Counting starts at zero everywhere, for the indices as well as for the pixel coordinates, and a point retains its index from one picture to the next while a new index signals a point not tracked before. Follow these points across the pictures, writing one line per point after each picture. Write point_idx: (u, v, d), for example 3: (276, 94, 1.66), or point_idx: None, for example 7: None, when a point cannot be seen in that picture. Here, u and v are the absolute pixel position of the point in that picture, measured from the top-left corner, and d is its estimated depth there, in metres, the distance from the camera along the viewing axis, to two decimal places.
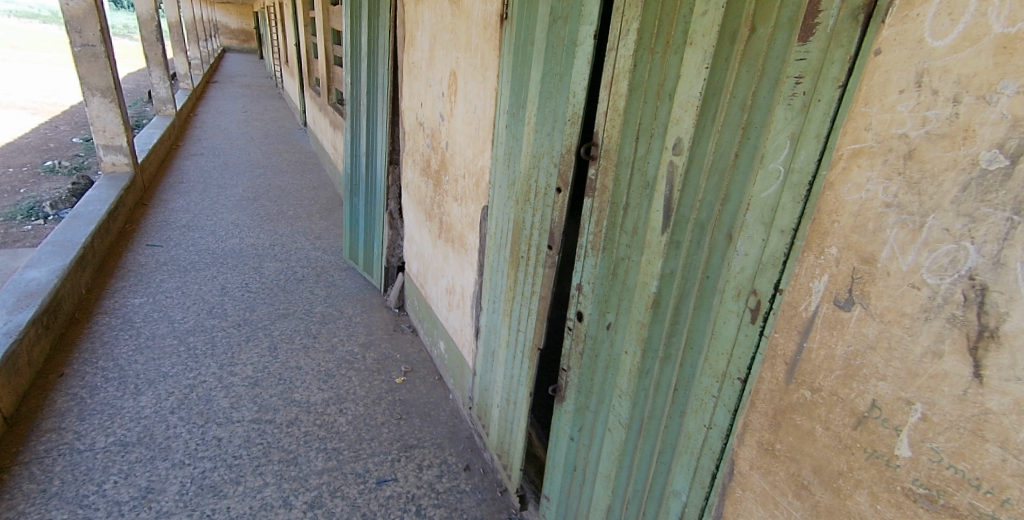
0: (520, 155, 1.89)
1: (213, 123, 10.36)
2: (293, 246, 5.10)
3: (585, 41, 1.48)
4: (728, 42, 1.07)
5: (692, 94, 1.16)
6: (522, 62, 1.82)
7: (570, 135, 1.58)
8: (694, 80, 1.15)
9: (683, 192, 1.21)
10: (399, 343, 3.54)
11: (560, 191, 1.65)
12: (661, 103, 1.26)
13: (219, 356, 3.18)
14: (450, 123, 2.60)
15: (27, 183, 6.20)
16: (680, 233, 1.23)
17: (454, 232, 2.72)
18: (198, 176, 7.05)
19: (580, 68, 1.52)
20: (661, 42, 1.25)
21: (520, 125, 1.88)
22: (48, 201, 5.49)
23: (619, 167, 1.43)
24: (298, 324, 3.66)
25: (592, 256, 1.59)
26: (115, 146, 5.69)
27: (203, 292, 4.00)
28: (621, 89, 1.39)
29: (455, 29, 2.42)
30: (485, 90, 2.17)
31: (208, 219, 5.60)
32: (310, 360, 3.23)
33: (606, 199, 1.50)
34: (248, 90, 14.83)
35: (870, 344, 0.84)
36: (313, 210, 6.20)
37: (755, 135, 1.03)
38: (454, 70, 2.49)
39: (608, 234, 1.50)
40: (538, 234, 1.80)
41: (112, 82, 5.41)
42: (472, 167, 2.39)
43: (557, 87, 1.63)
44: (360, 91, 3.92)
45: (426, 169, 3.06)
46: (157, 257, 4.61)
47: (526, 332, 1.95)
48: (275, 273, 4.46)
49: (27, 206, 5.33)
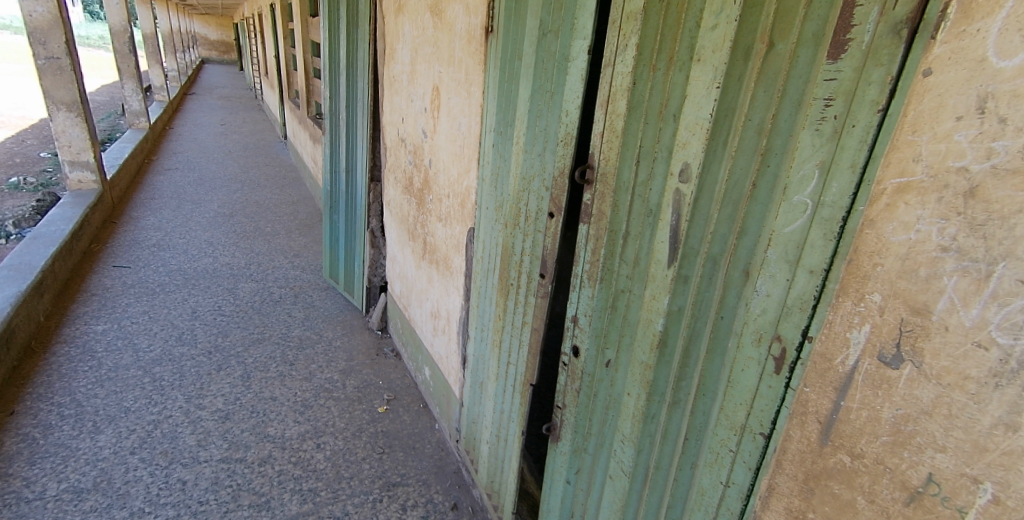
0: (508, 176, 1.77)
1: (189, 136, 10.11)
2: (270, 265, 4.93)
3: (578, 56, 1.37)
4: (741, 59, 0.96)
5: (701, 116, 1.05)
6: (510, 77, 1.71)
7: (563, 157, 1.46)
8: (703, 101, 1.04)
9: (691, 224, 1.09)
10: (382, 368, 3.39)
11: (553, 216, 1.53)
12: (665, 124, 1.14)
13: (187, 387, 3.10)
14: (433, 139, 2.47)
15: None
16: (688, 268, 1.11)
17: (439, 253, 2.58)
18: (171, 191, 6.83)
19: (572, 86, 1.40)
20: (664, 58, 1.14)
21: (508, 144, 1.76)
22: (11, 219, 5.25)
23: (617, 192, 1.31)
24: (274, 351, 3.52)
25: (588, 287, 1.47)
26: (82, 161, 5.46)
27: (171, 316, 3.91)
28: (619, 108, 1.27)
29: (437, 42, 2.31)
30: (470, 107, 2.05)
31: (180, 238, 5.40)
32: (286, 390, 3.12)
33: (603, 226, 1.38)
34: (226, 102, 14.61)
35: (924, 409, 0.73)
36: (292, 226, 6.02)
37: (775, 163, 0.92)
38: (436, 85, 2.37)
39: (606, 264, 1.38)
40: (528, 260, 1.68)
41: (79, 95, 5.20)
42: (457, 187, 2.26)
43: (548, 106, 1.51)
44: (339, 105, 3.78)
45: (409, 187, 2.93)
46: (125, 280, 4.43)
47: (516, 365, 1.82)
48: (250, 295, 4.31)
49: None
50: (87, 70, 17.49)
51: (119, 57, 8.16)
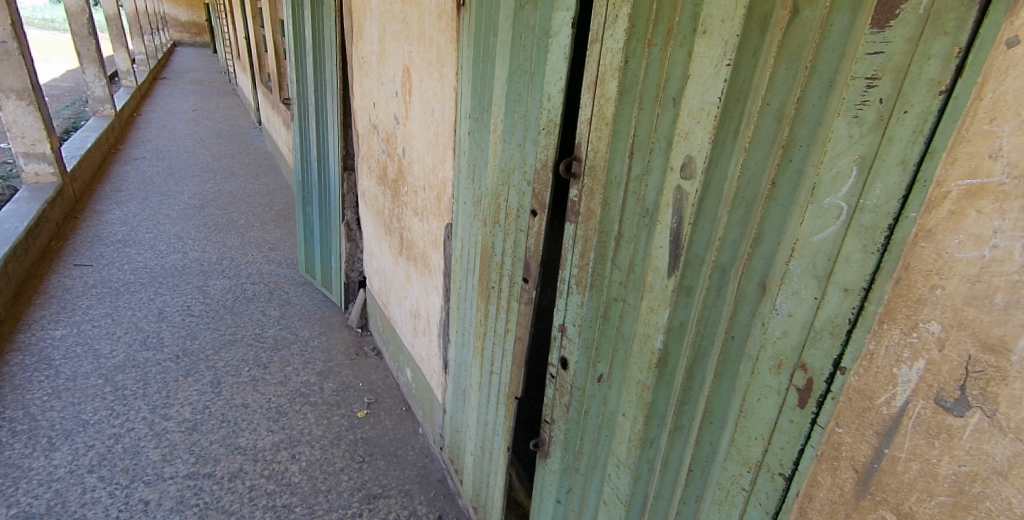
0: (485, 168, 1.59)
1: (159, 123, 9.71)
2: (243, 260, 4.71)
3: (559, 30, 1.19)
4: (757, 29, 0.80)
5: (707, 99, 0.88)
6: (485, 57, 1.52)
7: (546, 147, 1.28)
8: (711, 81, 0.87)
9: (695, 228, 0.93)
10: (362, 369, 3.21)
11: (536, 214, 1.36)
12: (663, 109, 0.98)
13: (152, 396, 2.98)
14: (405, 126, 2.28)
15: None
16: (692, 278, 0.96)
17: (416, 249, 2.40)
18: (139, 183, 6.52)
19: (554, 66, 1.22)
20: (662, 31, 0.97)
21: (484, 132, 1.58)
22: None
23: (607, 188, 1.15)
24: (246, 353, 3.35)
25: (577, 293, 1.31)
26: (38, 153, 5.17)
27: (136, 318, 3.76)
28: (609, 91, 1.10)
29: (406, 18, 2.10)
30: (442, 90, 1.86)
31: (148, 232, 5.16)
32: (258, 396, 2.95)
33: (593, 226, 1.22)
34: (199, 86, 14.11)
35: (998, 469, 0.59)
36: (268, 218, 5.77)
37: (799, 157, 0.76)
38: (407, 66, 2.17)
39: (596, 269, 1.23)
40: (510, 262, 1.51)
41: (30, 82, 4.90)
42: (432, 178, 2.08)
43: (527, 89, 1.33)
44: (307, 89, 3.55)
45: (382, 178, 2.73)
46: (86, 279, 4.23)
47: (499, 375, 1.67)
48: (222, 293, 4.12)
49: None
50: (53, 55, 16.86)
51: (78, 40, 7.75)
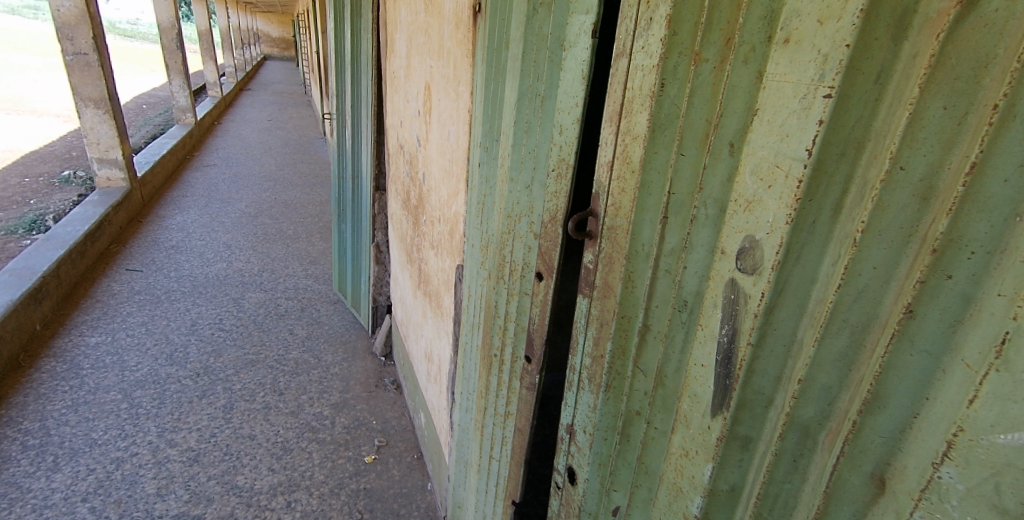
0: (493, 209, 1.26)
1: (234, 131, 10.00)
2: (283, 272, 4.46)
3: (576, 40, 0.87)
4: (887, 34, 0.45)
5: (786, 151, 0.52)
6: (496, 74, 1.21)
7: (556, 194, 0.96)
8: (795, 120, 0.51)
9: (758, 354, 0.58)
10: (378, 404, 2.91)
11: (542, 277, 1.03)
12: (716, 159, 0.64)
13: (164, 418, 2.66)
14: (426, 149, 2.00)
15: (38, 193, 5.97)
16: (751, 426, 0.61)
17: (432, 286, 2.10)
18: (204, 189, 6.60)
19: (567, 88, 0.90)
20: (717, 40, 0.63)
21: (493, 163, 1.25)
22: (52, 214, 5.19)
23: (631, 259, 0.81)
24: (265, 376, 3.05)
25: (588, 391, 0.96)
26: (111, 159, 5.28)
27: (168, 328, 3.44)
28: (637, 126, 0.77)
29: (428, 29, 1.83)
30: (457, 112, 1.57)
31: (199, 240, 5.00)
32: (267, 428, 2.66)
33: (611, 307, 0.88)
34: (278, 96, 14.61)
35: None
36: (315, 230, 5.63)
37: (968, 272, 0.41)
38: (428, 83, 1.90)
39: (614, 366, 0.88)
40: (513, 330, 1.18)
41: (107, 92, 5.02)
42: (447, 210, 1.78)
43: (537, 118, 1.01)
44: (346, 105, 3.39)
45: (407, 202, 2.47)
46: (133, 285, 4.00)
47: (499, 467, 1.32)
48: (256, 307, 3.82)
49: (29, 219, 5.02)
50: (154, 65, 18.08)
51: (166, 53, 8.09)
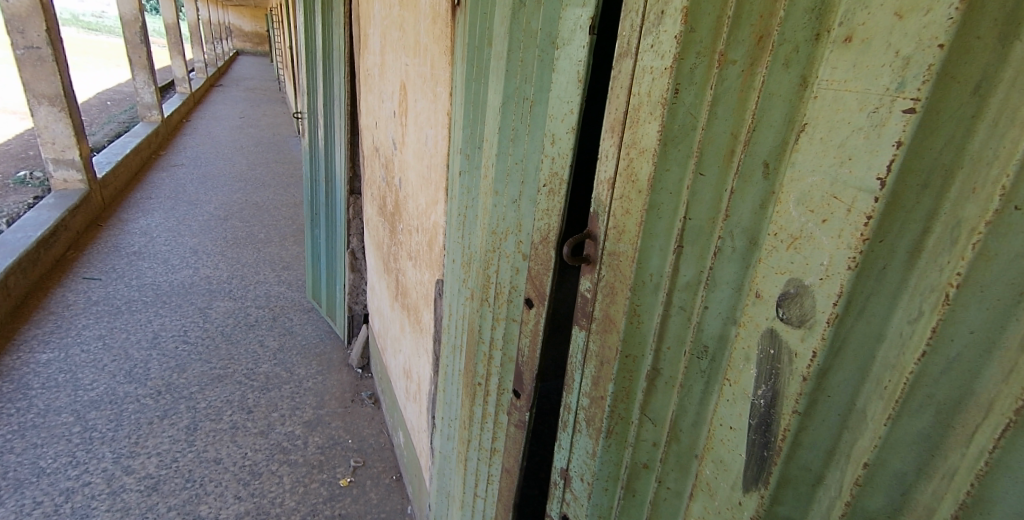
0: (474, 222, 1.14)
1: (204, 129, 9.65)
2: (254, 278, 4.26)
3: (571, 37, 0.75)
4: (994, 32, 0.35)
5: (848, 179, 0.42)
6: (478, 74, 1.09)
7: (547, 212, 0.85)
8: (860, 140, 0.41)
9: (805, 425, 0.48)
10: (354, 421, 2.76)
11: (531, 304, 0.92)
12: (747, 181, 0.53)
13: (120, 442, 2.48)
14: (402, 153, 1.87)
15: None
16: (794, 507, 0.50)
17: (410, 299, 1.97)
18: (170, 190, 6.32)
19: (560, 92, 0.79)
20: (747, 38, 0.52)
21: (475, 173, 1.13)
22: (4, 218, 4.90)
23: (637, 292, 0.71)
24: (233, 393, 2.88)
25: (585, 436, 0.85)
26: (68, 159, 4.97)
27: (127, 343, 3.23)
28: (644, 139, 0.66)
29: (403, 24, 1.70)
30: (436, 115, 1.45)
31: (164, 245, 4.76)
32: (234, 450, 2.50)
33: (612, 344, 0.77)
34: (251, 93, 14.19)
35: None
36: (290, 232, 5.41)
37: None
38: (404, 82, 1.77)
39: (616, 411, 0.77)
40: (499, 360, 1.06)
41: (62, 89, 4.73)
42: (425, 220, 1.65)
43: (525, 125, 0.89)
44: (319, 104, 3.23)
45: (383, 209, 2.33)
46: (90, 295, 3.77)
47: (484, 506, 1.21)
48: (224, 316, 3.63)
49: None
50: (118, 59, 17.43)
51: (130, 48, 7.73)
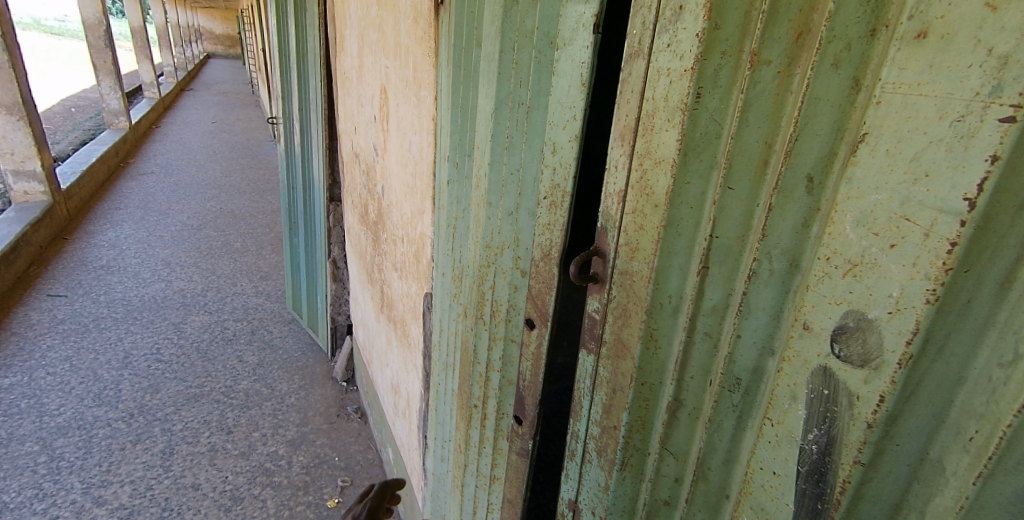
0: (466, 235, 1.07)
1: (174, 136, 9.37)
2: (231, 290, 4.12)
3: (572, 37, 0.69)
4: None
5: (925, 200, 0.36)
6: (466, 77, 1.01)
7: (548, 227, 0.78)
8: (943, 154, 0.35)
9: (870, 477, 0.42)
10: (340, 438, 2.67)
11: (532, 326, 0.85)
12: (786, 197, 0.47)
13: (90, 471, 2.35)
14: (384, 160, 1.79)
15: None
16: None
17: (397, 312, 1.89)
18: (139, 200, 6.09)
19: (561, 96, 0.72)
20: (784, 34, 0.46)
21: (464, 182, 1.06)
22: None
23: (654, 316, 0.64)
24: (211, 413, 2.76)
25: (595, 468, 0.78)
26: (28, 170, 4.74)
27: (96, 364, 3.08)
28: (660, 148, 0.59)
29: (382, 25, 1.62)
30: (420, 120, 1.37)
31: (134, 258, 4.58)
32: (214, 474, 2.39)
33: (624, 371, 0.70)
34: (223, 97, 13.85)
35: None
36: (267, 241, 5.26)
37: None
38: (384, 86, 1.69)
39: (632, 443, 0.71)
40: (497, 383, 0.99)
41: (21, 96, 4.51)
42: (411, 230, 1.57)
43: (521, 133, 0.82)
44: (294, 108, 3.12)
45: (365, 217, 2.24)
46: (55, 313, 3.60)
47: None
48: (199, 331, 3.49)
49: None
50: (82, 65, 16.89)
51: (93, 52, 7.45)
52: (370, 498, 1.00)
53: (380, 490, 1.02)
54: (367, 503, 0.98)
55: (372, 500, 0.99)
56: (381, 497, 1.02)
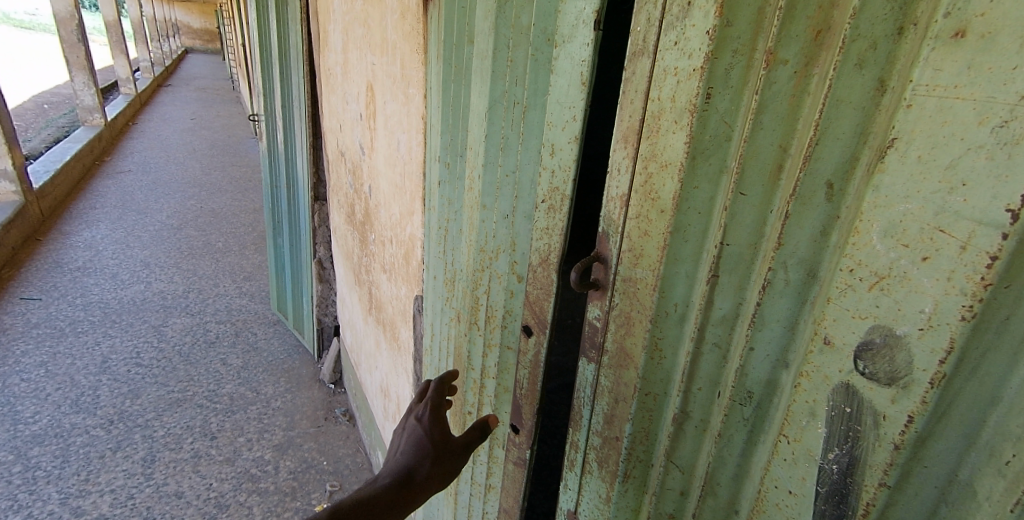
0: (458, 238, 1.04)
1: (152, 133, 9.17)
2: (213, 291, 4.04)
3: (572, 34, 0.66)
4: None
5: (962, 210, 0.34)
6: (457, 74, 0.98)
7: (547, 231, 0.75)
8: (983, 162, 0.32)
9: (895, 499, 0.40)
10: (328, 441, 2.62)
11: (530, 333, 0.83)
12: (804, 203, 0.45)
13: (69, 480, 2.28)
14: (371, 158, 1.75)
15: None
16: None
17: (386, 314, 1.85)
18: (117, 199, 5.95)
19: (560, 95, 0.69)
20: (802, 33, 0.44)
21: (456, 182, 1.03)
22: None
23: (660, 325, 0.61)
24: (194, 418, 2.69)
25: (596, 480, 0.76)
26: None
27: (73, 369, 2.99)
28: (666, 151, 0.56)
29: (368, 20, 1.58)
30: (409, 119, 1.33)
31: (112, 259, 4.46)
32: (198, 481, 2.33)
33: (627, 381, 0.67)
34: (202, 92, 13.58)
35: None
36: (250, 240, 5.16)
37: None
38: (370, 82, 1.65)
39: (635, 454, 0.68)
40: (492, 390, 0.96)
41: None
42: (400, 232, 1.53)
43: (517, 133, 0.79)
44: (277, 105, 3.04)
45: (352, 217, 2.19)
46: (29, 317, 3.49)
47: None
48: (180, 334, 3.41)
49: None
50: (55, 60, 16.45)
51: (66, 46, 7.14)
52: (428, 396, 0.93)
53: (437, 387, 0.94)
54: (427, 402, 0.92)
55: (431, 400, 0.92)
56: (441, 391, 0.95)
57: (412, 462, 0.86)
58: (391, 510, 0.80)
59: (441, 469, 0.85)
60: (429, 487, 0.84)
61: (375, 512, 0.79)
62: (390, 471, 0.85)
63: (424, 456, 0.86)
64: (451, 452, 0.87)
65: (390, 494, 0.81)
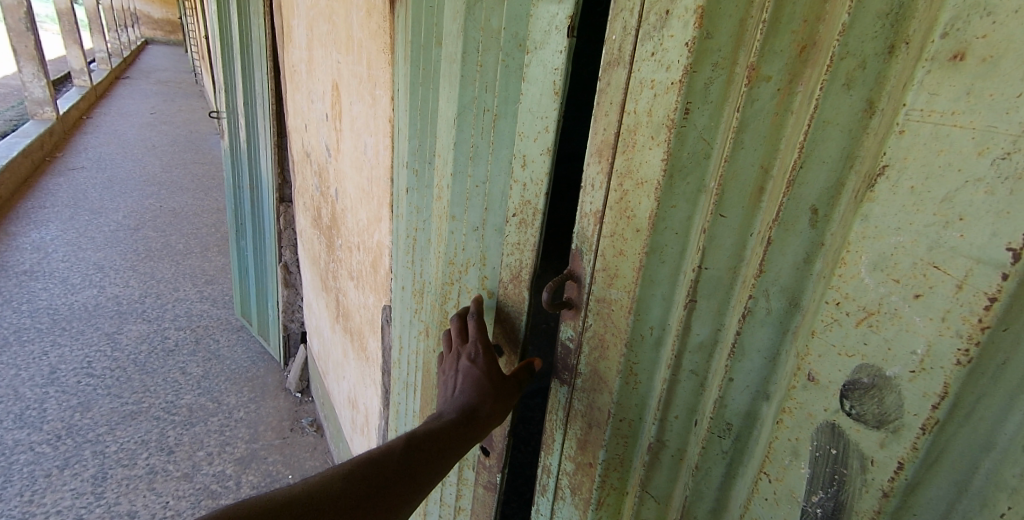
0: (427, 248, 1.00)
1: (109, 128, 8.82)
2: (172, 296, 3.89)
3: (543, 41, 0.62)
4: None
5: (959, 245, 0.31)
6: (425, 77, 0.94)
7: (518, 247, 0.72)
8: (983, 197, 0.30)
9: None
10: (294, 453, 2.55)
11: (502, 351, 0.79)
12: (787, 229, 0.42)
13: (11, 501, 2.16)
14: (337, 161, 1.69)
15: None
16: None
17: (352, 323, 1.80)
18: (69, 198, 5.69)
19: (530, 104, 0.66)
20: (785, 47, 0.41)
21: (425, 190, 0.98)
22: None
23: (635, 348, 0.58)
24: (149, 432, 2.58)
25: (568, 506, 0.73)
26: None
27: (17, 381, 2.84)
28: (642, 168, 0.53)
29: (332, 17, 1.52)
30: (375, 121, 1.28)
31: (62, 262, 4.26)
32: (153, 499, 2.23)
33: (599, 409, 0.64)
34: (163, 86, 13.14)
35: None
36: (212, 242, 5.00)
37: None
38: (336, 82, 1.59)
39: (608, 483, 0.65)
40: None
41: None
42: (367, 238, 1.48)
43: (486, 142, 0.76)
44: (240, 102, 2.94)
45: (318, 221, 2.12)
46: None
47: None
48: (136, 342, 3.27)
49: None
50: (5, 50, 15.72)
51: (14, 36, 6.77)
52: (475, 333, 0.75)
53: (479, 320, 0.75)
54: (477, 341, 0.74)
55: (479, 338, 0.74)
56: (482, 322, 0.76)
57: (471, 398, 0.70)
58: (457, 446, 0.67)
59: (505, 405, 0.71)
60: (494, 423, 0.71)
61: (445, 447, 0.67)
62: (447, 406, 0.71)
63: (485, 393, 0.70)
64: (510, 388, 0.72)
65: (455, 429, 0.68)
